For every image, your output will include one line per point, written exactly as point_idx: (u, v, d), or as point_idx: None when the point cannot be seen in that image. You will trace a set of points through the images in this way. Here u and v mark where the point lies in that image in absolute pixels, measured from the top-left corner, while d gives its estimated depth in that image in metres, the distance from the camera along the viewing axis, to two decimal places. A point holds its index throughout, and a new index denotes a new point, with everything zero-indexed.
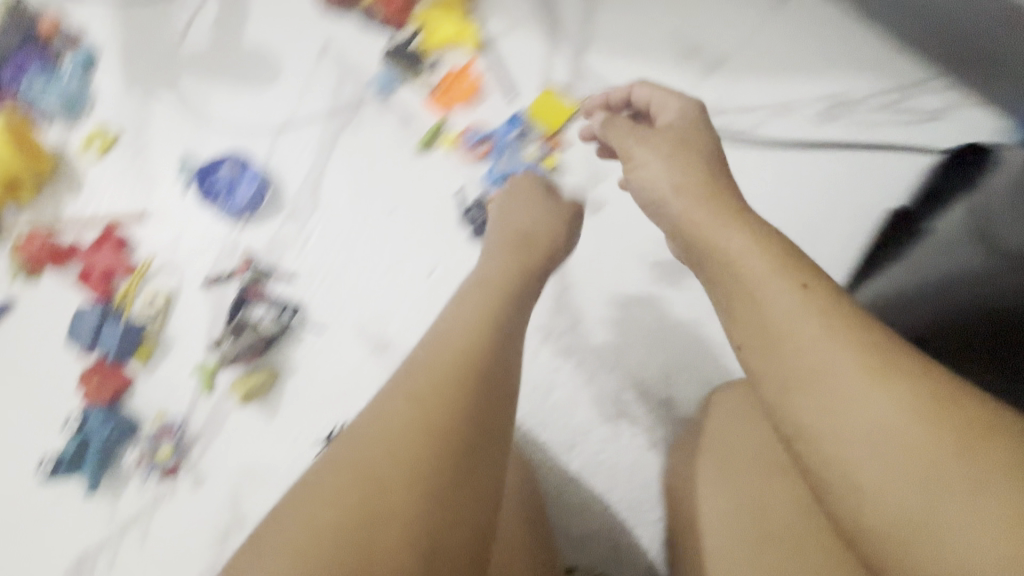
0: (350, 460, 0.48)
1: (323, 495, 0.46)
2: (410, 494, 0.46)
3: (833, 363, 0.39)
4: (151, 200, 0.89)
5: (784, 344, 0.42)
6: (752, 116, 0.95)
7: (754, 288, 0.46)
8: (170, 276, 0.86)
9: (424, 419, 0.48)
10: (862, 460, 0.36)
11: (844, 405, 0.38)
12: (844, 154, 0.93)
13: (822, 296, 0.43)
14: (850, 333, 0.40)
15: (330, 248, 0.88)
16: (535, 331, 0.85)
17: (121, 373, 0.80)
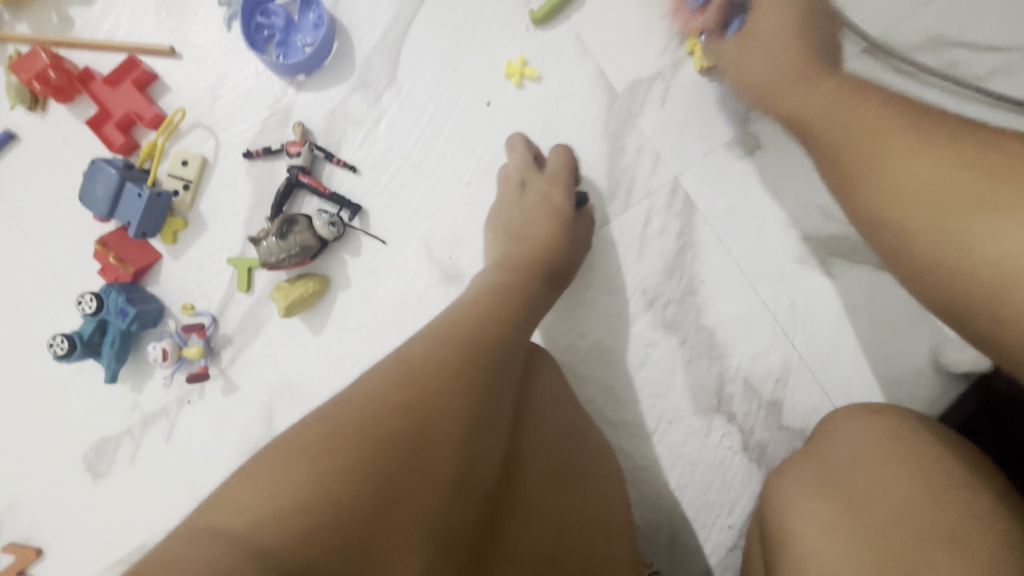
0: (398, 390, 0.44)
1: (347, 429, 0.41)
2: (441, 457, 0.42)
3: (890, 151, 0.46)
4: (184, 30, 0.69)
5: (857, 137, 0.49)
6: (991, 58, 0.69)
7: (818, 104, 0.55)
8: (205, 136, 0.69)
9: (461, 353, 0.47)
10: (915, 191, 0.43)
11: (894, 168, 0.45)
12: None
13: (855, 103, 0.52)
14: (893, 122, 0.48)
15: (404, 137, 0.69)
16: (639, 291, 0.70)
17: (147, 248, 0.67)
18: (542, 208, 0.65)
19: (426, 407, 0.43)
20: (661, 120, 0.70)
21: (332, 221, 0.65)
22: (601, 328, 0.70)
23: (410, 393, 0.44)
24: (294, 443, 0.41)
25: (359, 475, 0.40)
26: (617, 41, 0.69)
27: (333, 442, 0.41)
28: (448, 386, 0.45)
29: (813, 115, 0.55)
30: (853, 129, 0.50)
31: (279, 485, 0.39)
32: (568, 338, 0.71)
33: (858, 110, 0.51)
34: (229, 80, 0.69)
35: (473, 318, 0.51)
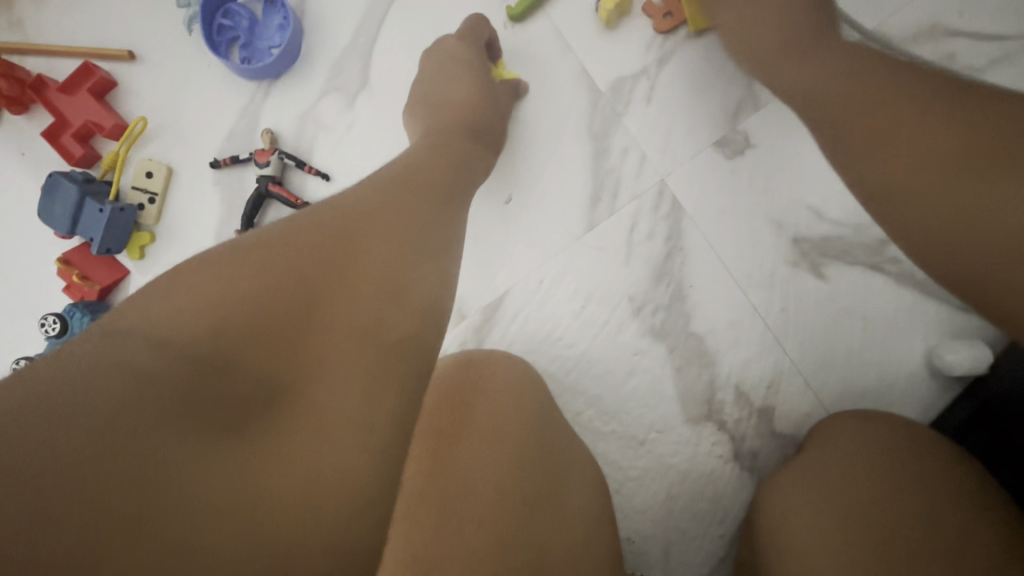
0: (317, 229, 0.40)
1: (254, 260, 0.37)
2: (364, 292, 0.39)
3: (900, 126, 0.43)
4: (143, 34, 0.65)
5: (856, 106, 0.46)
6: (990, 49, 0.66)
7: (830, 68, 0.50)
8: (169, 145, 0.66)
9: (387, 203, 0.45)
10: (916, 163, 0.41)
11: (897, 132, 0.43)
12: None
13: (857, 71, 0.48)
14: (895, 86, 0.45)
15: (377, 142, 0.66)
16: (626, 297, 0.68)
17: (113, 265, 0.65)
18: (466, 97, 0.61)
19: (335, 229, 0.41)
20: (647, 119, 0.67)
21: None
22: (587, 337, 0.68)
23: (316, 220, 0.41)
24: (190, 272, 0.35)
25: (261, 287, 0.36)
26: (599, 38, 0.66)
27: (233, 262, 0.37)
28: (354, 214, 0.42)
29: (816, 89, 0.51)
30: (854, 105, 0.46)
31: (169, 303, 0.34)
32: (553, 347, 0.68)
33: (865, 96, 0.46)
34: (192, 86, 0.65)
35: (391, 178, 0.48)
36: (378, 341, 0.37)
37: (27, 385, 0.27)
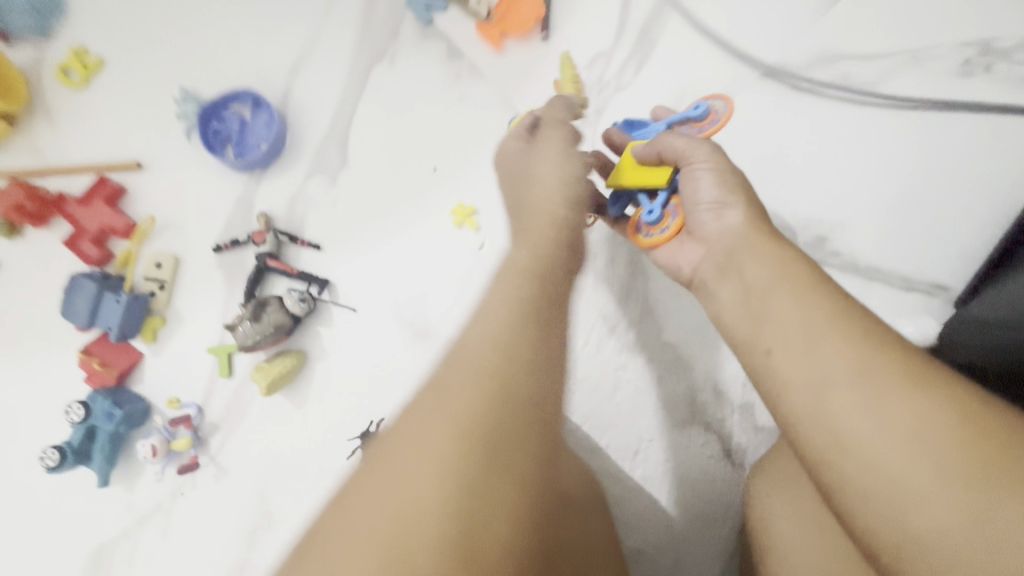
0: (448, 428, 0.29)
1: (414, 494, 0.28)
2: (503, 521, 0.28)
3: (835, 367, 0.34)
4: (149, 146, 0.75)
5: (798, 335, 0.37)
6: (878, 63, 0.78)
7: (758, 271, 0.43)
8: (175, 237, 0.73)
9: (500, 375, 0.32)
10: (868, 440, 0.31)
11: (853, 403, 0.32)
12: (994, 116, 0.74)
13: (794, 274, 0.41)
14: (829, 311, 0.37)
15: (362, 212, 0.75)
16: (600, 319, 0.75)
17: (128, 351, 0.70)
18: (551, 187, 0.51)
19: (475, 439, 0.29)
20: None
21: (302, 297, 0.69)
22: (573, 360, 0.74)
23: (425, 407, 0.31)
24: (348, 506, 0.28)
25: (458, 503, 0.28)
26: (544, 96, 0.77)
27: (389, 461, 0.29)
28: (419, 435, 0.30)
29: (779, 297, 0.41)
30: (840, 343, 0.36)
31: (334, 574, 0.26)
32: None
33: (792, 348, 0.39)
34: (194, 184, 0.74)
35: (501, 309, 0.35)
36: (520, 531, 0.28)
37: None
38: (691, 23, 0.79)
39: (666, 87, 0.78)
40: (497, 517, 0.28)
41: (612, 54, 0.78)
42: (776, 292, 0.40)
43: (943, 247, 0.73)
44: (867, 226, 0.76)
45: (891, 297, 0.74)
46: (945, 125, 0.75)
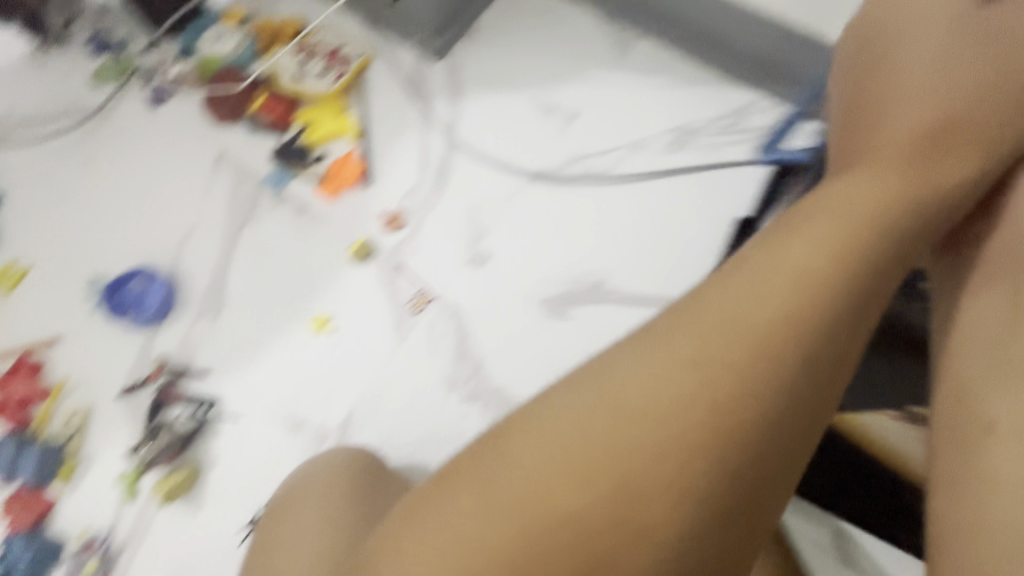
0: (565, 471, 0.45)
1: (557, 509, 0.44)
2: (621, 542, 0.44)
3: (789, 343, 0.46)
4: (63, 325, 0.94)
5: (732, 331, 0.47)
6: (608, 157, 1.09)
7: (747, 302, 0.48)
8: (85, 393, 0.90)
9: (691, 436, 0.45)
10: (756, 420, 0.45)
11: (736, 383, 0.46)
12: (685, 177, 1.07)
13: (791, 298, 0.48)
14: (793, 322, 0.47)
15: (240, 338, 0.94)
16: (440, 382, 0.92)
17: (42, 497, 0.83)
18: (761, 308, 0.48)
19: (621, 480, 0.45)
20: (417, 262, 1.00)
21: (190, 415, 0.88)
22: (423, 420, 0.90)
23: (556, 457, 0.45)
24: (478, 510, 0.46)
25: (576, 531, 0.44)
26: (372, 224, 1.03)
27: (485, 483, 0.46)
28: (546, 478, 0.45)
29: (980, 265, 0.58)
30: (714, 352, 0.47)
31: (454, 527, 0.46)
32: (402, 437, 0.89)
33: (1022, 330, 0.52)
34: (100, 346, 0.93)
35: (752, 296, 0.48)
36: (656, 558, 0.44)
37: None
38: (473, 155, 1.09)
39: (462, 201, 1.05)
40: (597, 541, 0.44)
41: (420, 185, 1.06)
42: (789, 300, 0.48)
43: (679, 272, 1.00)
44: (629, 267, 1.00)
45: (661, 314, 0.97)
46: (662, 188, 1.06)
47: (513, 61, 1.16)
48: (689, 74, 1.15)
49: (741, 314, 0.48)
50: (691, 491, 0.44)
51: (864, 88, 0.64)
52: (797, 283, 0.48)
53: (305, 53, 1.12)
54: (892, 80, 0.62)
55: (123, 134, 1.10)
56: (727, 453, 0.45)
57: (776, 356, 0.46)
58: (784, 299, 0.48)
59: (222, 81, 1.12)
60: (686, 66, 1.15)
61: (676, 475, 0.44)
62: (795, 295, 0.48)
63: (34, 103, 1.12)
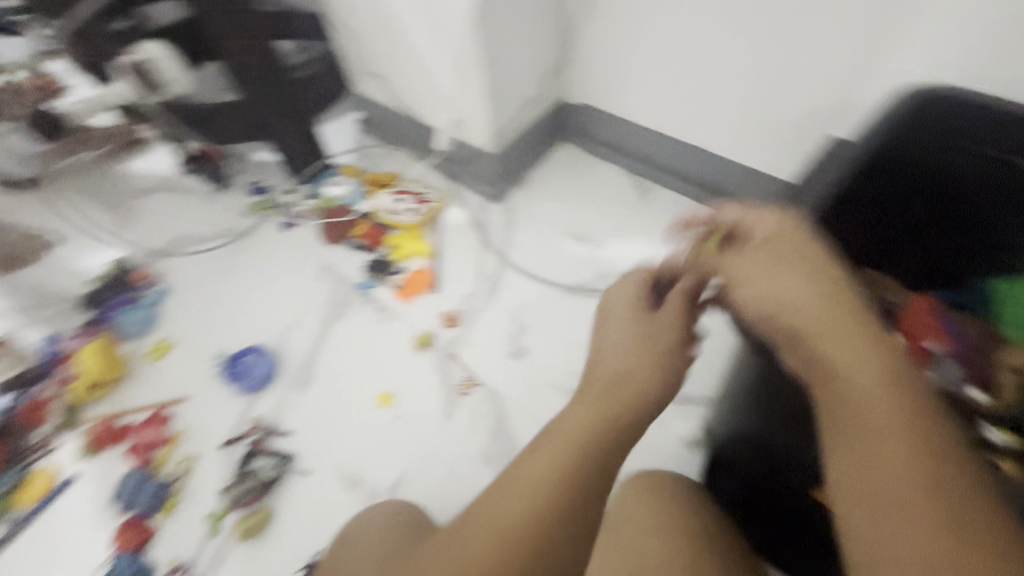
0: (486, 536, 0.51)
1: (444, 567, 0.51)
2: None
3: (619, 440, 0.56)
4: (191, 388, 1.21)
5: (587, 429, 0.56)
6: (631, 276, 1.31)
7: (591, 401, 0.60)
8: (195, 442, 1.12)
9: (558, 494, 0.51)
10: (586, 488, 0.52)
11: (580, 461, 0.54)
12: (696, 296, 1.27)
13: (586, 411, 0.58)
14: (607, 416, 0.58)
15: (320, 407, 1.15)
16: (479, 455, 1.07)
17: (147, 525, 1.01)
18: (587, 413, 0.58)
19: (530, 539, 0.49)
20: (467, 354, 1.21)
21: (271, 464, 1.06)
22: (461, 487, 1.04)
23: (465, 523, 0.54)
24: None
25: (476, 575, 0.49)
26: (434, 321, 1.27)
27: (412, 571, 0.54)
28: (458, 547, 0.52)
29: (821, 337, 0.51)
30: (564, 444, 0.55)
31: None
32: (442, 501, 1.02)
33: (898, 401, 0.44)
34: (214, 405, 1.17)
35: (587, 414, 0.57)
36: None
37: None
38: (520, 271, 1.35)
39: (509, 307, 1.29)
40: None
41: (476, 292, 1.32)
42: (604, 412, 0.58)
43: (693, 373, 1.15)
44: None
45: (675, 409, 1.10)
46: None
47: (555, 202, 1.48)
48: (699, 214, 1.42)
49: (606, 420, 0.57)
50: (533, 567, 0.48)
51: (620, 297, 0.75)
52: (603, 418, 0.57)
53: (399, 196, 1.49)
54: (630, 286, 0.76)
55: (259, 248, 1.46)
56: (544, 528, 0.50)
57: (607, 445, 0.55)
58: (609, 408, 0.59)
59: (335, 214, 1.48)
60: (696, 209, 1.42)
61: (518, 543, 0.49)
62: (613, 407, 0.59)
63: (200, 227, 1.52)
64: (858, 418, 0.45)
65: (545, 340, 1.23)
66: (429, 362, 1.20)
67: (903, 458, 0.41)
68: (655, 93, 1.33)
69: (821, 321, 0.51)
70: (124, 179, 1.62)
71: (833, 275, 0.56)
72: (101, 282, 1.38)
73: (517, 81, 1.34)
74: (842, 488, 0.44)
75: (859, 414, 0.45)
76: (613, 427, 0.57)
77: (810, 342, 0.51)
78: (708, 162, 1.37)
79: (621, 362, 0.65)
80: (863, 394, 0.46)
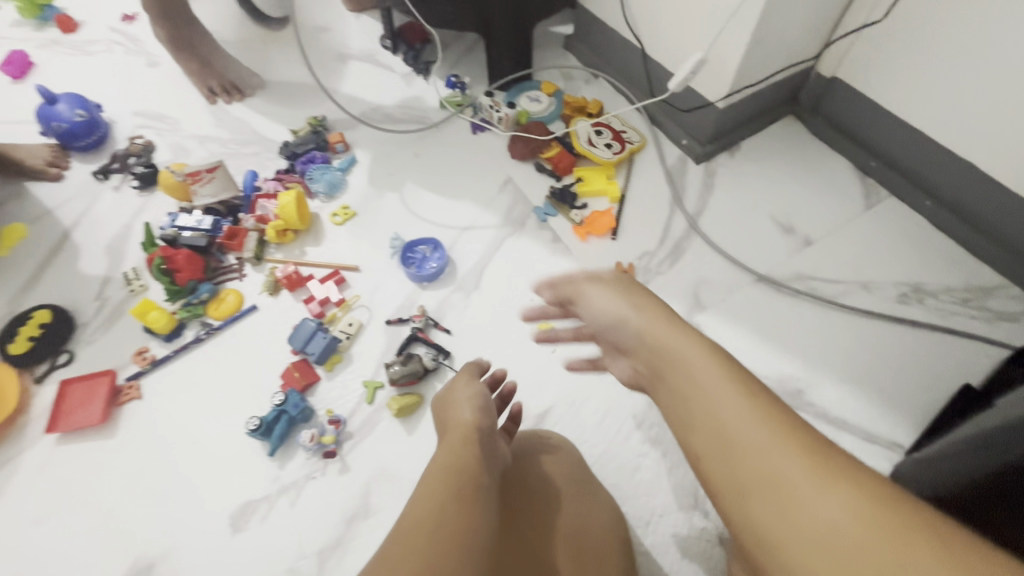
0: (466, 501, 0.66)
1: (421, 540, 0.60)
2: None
3: (465, 448, 0.76)
4: (365, 259, 1.24)
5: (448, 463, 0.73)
6: (836, 285, 1.16)
7: (455, 445, 0.76)
8: (364, 312, 1.17)
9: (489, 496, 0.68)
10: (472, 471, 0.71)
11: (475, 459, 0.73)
12: (910, 329, 1.10)
13: (468, 445, 0.76)
14: (467, 445, 0.75)
15: (481, 318, 1.15)
16: (631, 416, 1.02)
17: (313, 372, 1.08)
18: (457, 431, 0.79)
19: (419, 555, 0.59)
20: None
21: (434, 356, 1.07)
22: (605, 440, 1.01)
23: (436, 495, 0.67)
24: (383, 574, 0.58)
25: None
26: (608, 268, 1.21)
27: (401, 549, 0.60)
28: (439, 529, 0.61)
29: (731, 410, 0.56)
30: (459, 446, 0.75)
31: None
32: (584, 447, 1.00)
33: (789, 448, 0.52)
34: (384, 282, 1.21)
35: (468, 453, 0.74)
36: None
37: None
38: (709, 243, 1.24)
39: (689, 276, 1.19)
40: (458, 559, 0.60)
41: (658, 251, 1.23)
42: (465, 447, 0.75)
43: (889, 411, 1.01)
44: (835, 386, 1.04)
45: (858, 443, 0.98)
46: (885, 329, 1.10)
47: (764, 180, 1.33)
48: (933, 241, 1.22)
49: (463, 442, 0.75)
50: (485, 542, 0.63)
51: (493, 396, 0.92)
52: (462, 438, 0.76)
53: (598, 128, 1.39)
54: (613, 272, 0.81)
55: (446, 144, 1.45)
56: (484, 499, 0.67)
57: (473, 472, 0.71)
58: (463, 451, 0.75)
59: (529, 129, 1.40)
60: (930, 235, 1.23)
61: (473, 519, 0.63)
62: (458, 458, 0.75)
63: (394, 106, 1.52)
64: (756, 472, 0.52)
65: (721, 323, 1.13)
66: None
67: (903, 541, 0.44)
68: (946, 87, 1.13)
69: (751, 438, 0.53)
70: (333, 41, 1.64)
71: (549, 459, 0.87)
72: (299, 136, 1.43)
73: (781, 33, 1.18)
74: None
75: (820, 536, 0.46)
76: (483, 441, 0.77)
77: (682, 405, 0.61)
78: (973, 183, 1.16)
79: (455, 409, 0.85)
80: (745, 456, 0.53)
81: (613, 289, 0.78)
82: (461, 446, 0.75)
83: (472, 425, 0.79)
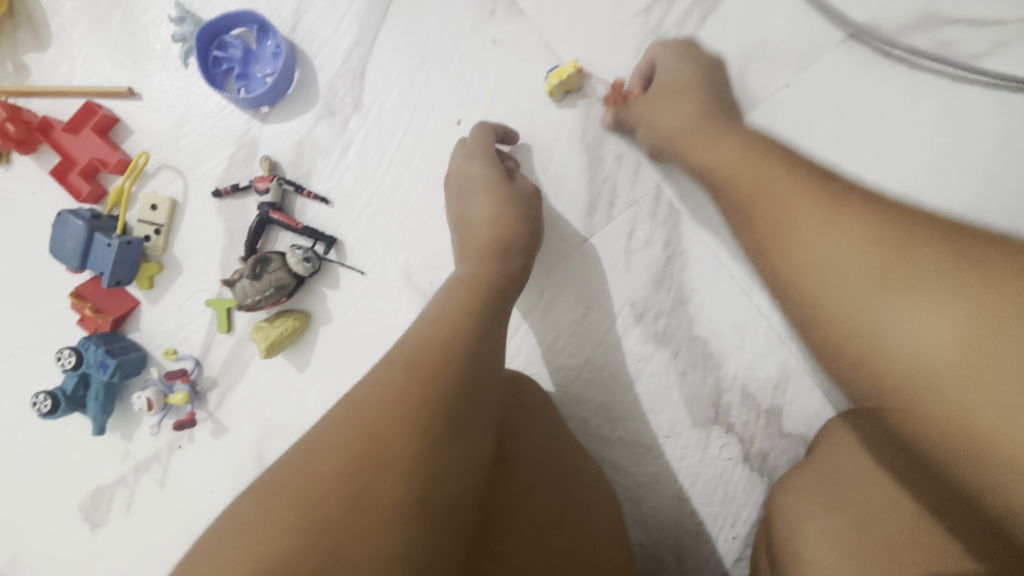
0: (442, 352, 0.46)
1: (369, 393, 0.44)
2: (407, 455, 0.41)
3: (473, 263, 0.57)
4: (143, 72, 0.67)
5: (439, 294, 0.53)
6: (986, 35, 0.65)
7: (473, 263, 0.56)
8: (172, 178, 0.68)
9: (474, 353, 0.47)
10: (468, 302, 0.51)
11: (478, 281, 0.54)
12: None
13: (471, 267, 0.56)
14: (487, 257, 0.57)
15: (377, 167, 0.68)
16: (627, 305, 0.68)
17: (124, 297, 0.67)
18: (489, 224, 0.59)
19: (365, 432, 0.41)
20: None
21: (306, 257, 0.63)
22: (590, 341, 0.68)
23: (412, 346, 0.47)
24: (330, 413, 0.44)
25: (323, 516, 0.38)
26: (588, 41, 0.67)
27: (350, 403, 0.44)
28: (403, 383, 0.43)
29: (737, 178, 0.55)
30: (471, 291, 0.53)
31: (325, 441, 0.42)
32: (560, 356, 0.69)
33: (833, 222, 0.47)
34: (193, 116, 0.68)
35: (480, 272, 0.55)
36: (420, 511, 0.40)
37: (348, 524, 0.38)
38: None
39: (730, 44, 0.67)
40: (409, 446, 0.41)
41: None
42: (480, 260, 0.57)
43: None
44: None
45: None
46: None
47: None
48: None
49: (476, 280, 0.54)
50: (456, 433, 0.43)
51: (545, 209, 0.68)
52: (482, 250, 0.58)
53: None
54: (691, 67, 0.64)
55: None
56: (472, 377, 0.46)
57: (467, 315, 0.50)
58: (489, 281, 0.54)
59: None
60: None
61: (447, 378, 0.44)
62: (482, 278, 0.54)
63: None
64: (784, 232, 0.49)
65: (775, 132, 0.68)
66: (571, 127, 0.67)
67: (909, 278, 0.42)
68: None
69: (779, 223, 0.49)
70: None
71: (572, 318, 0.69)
72: None
73: None
74: (875, 368, 0.43)
75: (825, 273, 0.46)
76: (490, 272, 0.56)
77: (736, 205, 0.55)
78: None
79: (480, 194, 0.61)
80: (775, 209, 0.51)
81: (665, 134, 0.62)
82: (474, 281, 0.54)
83: (494, 245, 0.58)
